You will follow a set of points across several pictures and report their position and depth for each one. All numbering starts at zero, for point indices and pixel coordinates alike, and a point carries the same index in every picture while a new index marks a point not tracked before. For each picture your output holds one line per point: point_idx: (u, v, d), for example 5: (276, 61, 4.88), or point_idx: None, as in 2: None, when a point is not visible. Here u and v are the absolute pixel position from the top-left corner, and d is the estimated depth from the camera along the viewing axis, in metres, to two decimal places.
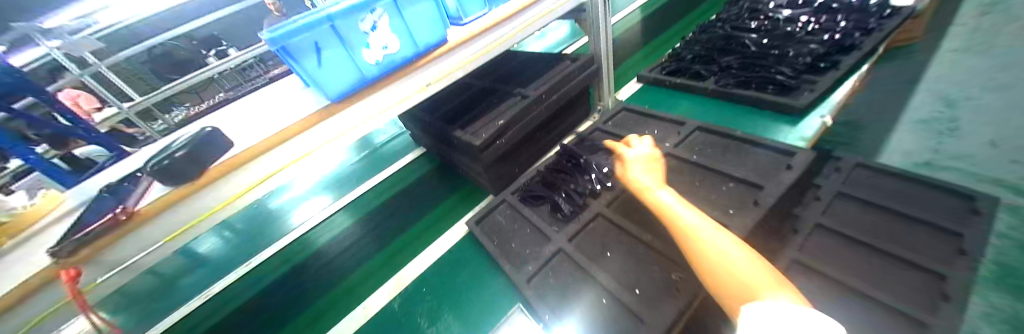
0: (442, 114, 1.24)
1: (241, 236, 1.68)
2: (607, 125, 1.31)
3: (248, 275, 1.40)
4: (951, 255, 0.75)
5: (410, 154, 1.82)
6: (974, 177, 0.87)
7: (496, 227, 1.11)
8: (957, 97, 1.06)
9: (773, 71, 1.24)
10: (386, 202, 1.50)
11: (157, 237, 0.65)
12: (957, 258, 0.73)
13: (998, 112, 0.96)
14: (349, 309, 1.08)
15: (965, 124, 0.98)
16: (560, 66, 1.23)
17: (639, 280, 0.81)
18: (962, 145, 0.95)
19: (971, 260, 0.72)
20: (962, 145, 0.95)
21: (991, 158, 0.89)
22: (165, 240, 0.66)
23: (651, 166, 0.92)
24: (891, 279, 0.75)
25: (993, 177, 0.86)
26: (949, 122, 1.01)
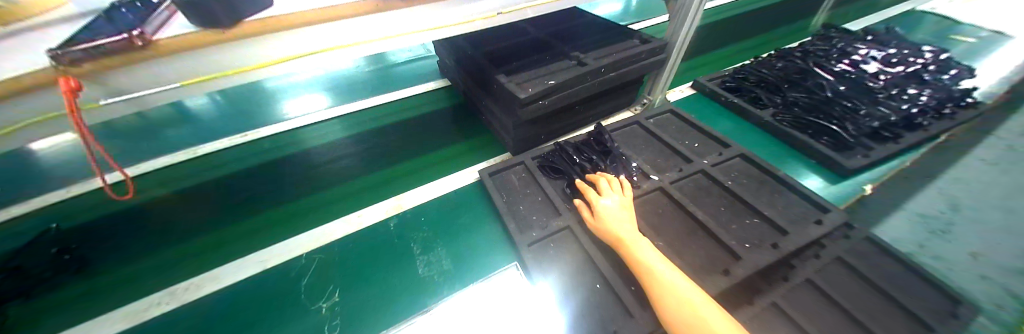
0: (489, 51, 1.15)
1: (237, 109, 1.61)
2: (648, 122, 1.27)
3: (240, 146, 1.34)
4: None
5: (432, 82, 1.73)
6: (949, 276, 0.87)
7: (507, 185, 1.08)
8: None
9: (835, 122, 1.20)
10: (398, 124, 1.44)
11: (173, 77, 0.56)
12: None
13: None
14: (341, 213, 1.06)
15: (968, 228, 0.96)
16: (626, 44, 1.14)
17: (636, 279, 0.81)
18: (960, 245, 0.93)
19: None
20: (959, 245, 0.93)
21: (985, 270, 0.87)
22: (182, 84, 0.57)
23: (626, 208, 0.83)
24: None
25: (975, 287, 0.85)
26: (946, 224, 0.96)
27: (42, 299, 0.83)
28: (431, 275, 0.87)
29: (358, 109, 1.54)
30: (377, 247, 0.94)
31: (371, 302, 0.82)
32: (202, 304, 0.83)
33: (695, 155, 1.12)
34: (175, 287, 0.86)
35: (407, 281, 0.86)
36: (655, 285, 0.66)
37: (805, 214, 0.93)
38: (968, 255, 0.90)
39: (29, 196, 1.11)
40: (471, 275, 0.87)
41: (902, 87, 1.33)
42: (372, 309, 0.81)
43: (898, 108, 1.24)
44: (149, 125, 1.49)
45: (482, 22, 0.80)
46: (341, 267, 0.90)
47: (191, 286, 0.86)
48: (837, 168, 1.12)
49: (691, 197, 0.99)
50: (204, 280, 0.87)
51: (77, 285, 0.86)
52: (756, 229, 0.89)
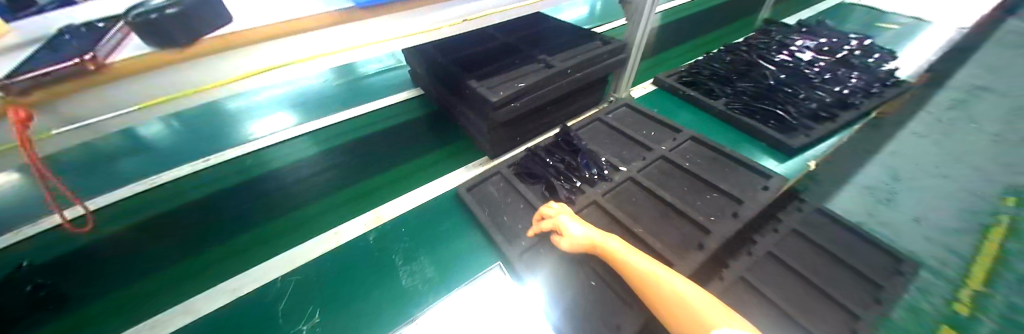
0: (458, 59, 1.18)
1: (197, 133, 1.54)
2: (608, 118, 1.33)
3: (204, 171, 1.29)
4: (867, 302, 0.83)
5: (405, 92, 1.73)
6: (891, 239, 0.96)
7: (487, 198, 1.09)
8: None
9: (779, 107, 1.32)
10: (370, 136, 1.44)
11: (133, 99, 0.55)
12: (872, 305, 0.82)
13: None
14: (318, 229, 1.04)
15: None
16: (590, 45, 1.20)
17: None
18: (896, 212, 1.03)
19: (882, 310, 0.80)
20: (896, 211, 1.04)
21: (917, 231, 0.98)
22: (140, 106, 0.55)
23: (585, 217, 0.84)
24: (816, 310, 0.83)
25: (912, 247, 0.95)
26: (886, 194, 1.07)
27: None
28: (415, 284, 0.88)
29: (328, 125, 1.52)
30: (358, 260, 0.94)
31: (356, 316, 0.82)
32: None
33: (657, 144, 1.19)
34: (143, 324, 0.82)
35: (392, 292, 0.87)
36: (638, 276, 0.67)
37: (753, 182, 1.03)
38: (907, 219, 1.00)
39: None
40: (455, 281, 0.89)
41: (836, 71, 1.47)
42: (356, 324, 0.81)
43: (833, 91, 1.37)
44: (103, 156, 1.41)
45: (448, 31, 0.83)
46: (321, 284, 0.89)
47: (162, 320, 0.83)
48: (782, 148, 1.22)
49: (657, 182, 1.06)
50: (178, 312, 0.84)
51: (52, 327, 0.82)
52: (717, 202, 0.97)
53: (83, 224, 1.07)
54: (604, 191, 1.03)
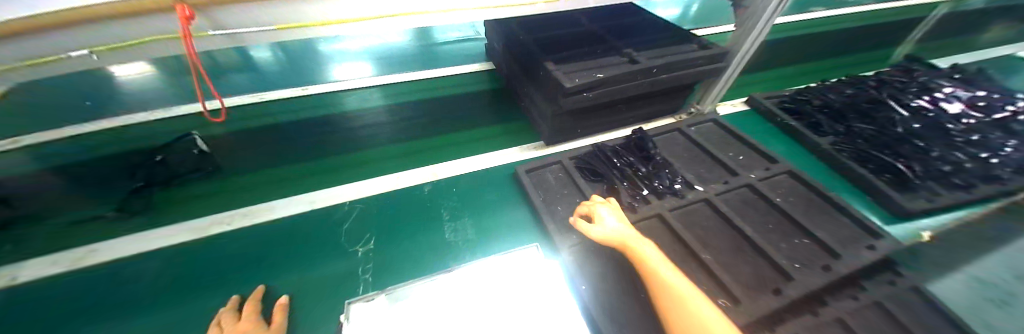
0: (540, 39, 1.16)
1: (294, 65, 1.73)
2: (690, 130, 1.24)
3: (294, 99, 1.45)
4: None
5: (478, 64, 1.77)
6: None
7: (545, 184, 1.05)
8: None
9: (899, 160, 1.12)
10: (438, 99, 1.50)
11: (270, 20, 0.61)
12: None
13: None
14: (379, 172, 1.12)
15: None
16: (684, 47, 1.11)
17: None
18: (1010, 317, 0.85)
19: None
20: (1009, 316, 0.85)
21: None
22: (277, 27, 0.62)
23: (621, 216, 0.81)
24: None
25: None
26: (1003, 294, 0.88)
27: (179, 187, 1.03)
28: (456, 241, 0.91)
29: (403, 81, 1.61)
30: (408, 208, 1.00)
31: (395, 261, 0.86)
32: (253, 227, 0.93)
33: (742, 170, 1.08)
34: (234, 212, 0.96)
35: (434, 243, 0.91)
36: (663, 292, 0.63)
37: (854, 238, 0.89)
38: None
39: (118, 116, 1.29)
40: (492, 246, 0.91)
41: (988, 133, 1.20)
42: (396, 263, 0.86)
43: (976, 155, 1.13)
44: (220, 69, 1.65)
45: (542, 7, 0.80)
46: (374, 219, 0.96)
47: (244, 214, 0.96)
48: (893, 208, 1.04)
49: (736, 210, 0.97)
50: (256, 211, 0.97)
51: (166, 196, 1.00)
52: (805, 249, 0.87)
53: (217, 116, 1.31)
54: (671, 208, 0.96)
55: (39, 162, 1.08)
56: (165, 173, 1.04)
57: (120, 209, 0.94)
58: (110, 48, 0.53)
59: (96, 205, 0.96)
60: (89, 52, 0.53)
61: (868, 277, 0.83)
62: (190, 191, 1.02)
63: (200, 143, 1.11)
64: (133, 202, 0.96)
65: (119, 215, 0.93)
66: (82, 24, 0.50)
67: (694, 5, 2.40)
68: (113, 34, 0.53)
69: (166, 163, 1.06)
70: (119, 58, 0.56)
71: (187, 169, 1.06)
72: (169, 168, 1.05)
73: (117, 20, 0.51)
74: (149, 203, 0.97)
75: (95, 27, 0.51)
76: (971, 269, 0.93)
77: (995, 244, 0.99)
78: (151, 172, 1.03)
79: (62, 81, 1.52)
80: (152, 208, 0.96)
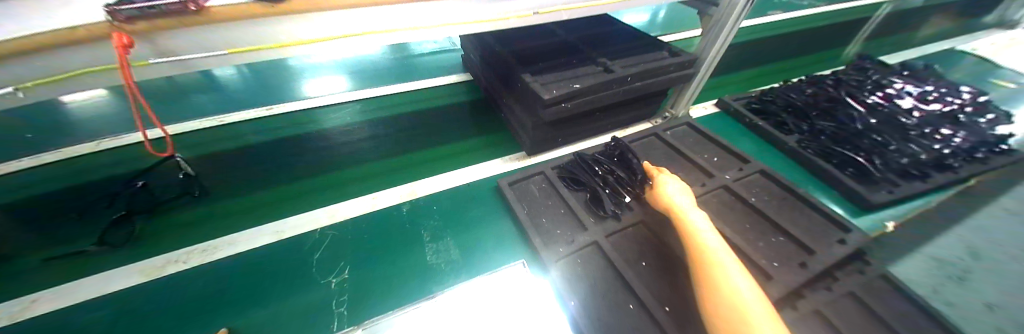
0: (515, 50, 1.16)
1: (261, 83, 1.65)
2: (666, 134, 1.26)
3: (262, 119, 1.38)
4: None
5: (455, 75, 1.75)
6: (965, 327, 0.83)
7: (528, 196, 1.03)
8: (991, 254, 1.00)
9: (862, 154, 1.18)
10: (415, 113, 1.47)
11: (221, 44, 0.57)
12: None
13: (1021, 285, 0.92)
14: (355, 193, 1.08)
15: (983, 282, 0.93)
16: (656, 55, 1.13)
17: (672, 299, 0.77)
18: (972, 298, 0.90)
19: None
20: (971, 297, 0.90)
21: (997, 325, 0.84)
22: (228, 51, 0.57)
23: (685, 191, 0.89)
24: None
25: None
26: (963, 275, 0.93)
27: (163, 217, 0.96)
28: (439, 263, 0.88)
29: (378, 95, 1.57)
30: (387, 231, 0.96)
31: (376, 288, 0.82)
32: (217, 262, 0.87)
33: (717, 172, 1.10)
34: (192, 248, 0.89)
35: (416, 266, 0.87)
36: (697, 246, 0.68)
37: (826, 232, 0.92)
38: (985, 309, 0.86)
39: (63, 146, 1.19)
40: (479, 262, 0.89)
41: (937, 125, 1.29)
42: (376, 290, 0.82)
43: (929, 147, 1.20)
44: (180, 90, 1.56)
45: (515, 20, 0.79)
46: (351, 245, 0.92)
47: (207, 248, 0.89)
48: (858, 201, 1.08)
49: (715, 212, 0.99)
50: (220, 244, 0.90)
51: (118, 232, 0.92)
52: (782, 248, 0.89)
53: (160, 148, 1.22)
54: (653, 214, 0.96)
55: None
56: (150, 202, 0.99)
57: (99, 243, 0.87)
58: (40, 82, 0.48)
59: (71, 241, 0.89)
60: (15, 90, 0.48)
61: (841, 269, 0.86)
62: (175, 219, 0.96)
63: (185, 164, 1.07)
64: (120, 232, 0.91)
65: (99, 249, 0.87)
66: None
67: (663, 9, 2.48)
68: (39, 68, 0.47)
69: (150, 190, 1.02)
70: (53, 93, 0.51)
71: (171, 196, 1.01)
72: (153, 195, 1.01)
73: (41, 52, 0.46)
74: (132, 234, 0.91)
75: (17, 62, 0.46)
76: (934, 254, 0.98)
77: (951, 228, 1.05)
78: (133, 200, 0.99)
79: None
80: (135, 241, 0.90)
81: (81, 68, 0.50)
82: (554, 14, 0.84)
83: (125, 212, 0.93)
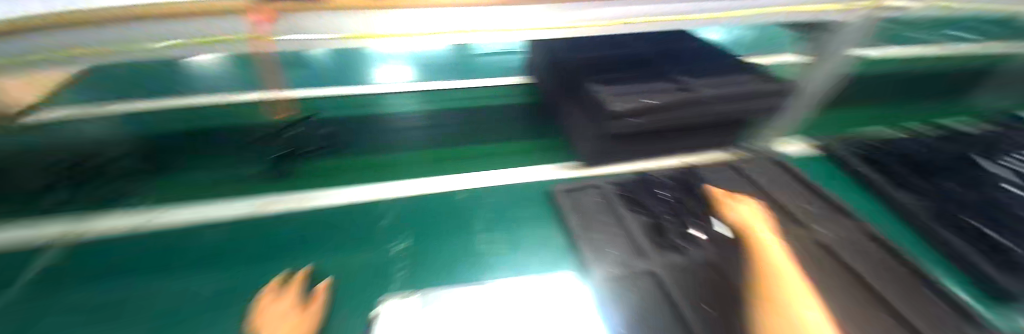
0: (587, 59, 1.15)
1: (343, 65, 1.84)
2: (746, 167, 1.14)
3: (341, 99, 1.54)
4: None
5: (516, 77, 1.78)
6: None
7: (580, 207, 1.00)
8: None
9: (1005, 228, 0.95)
10: (474, 110, 1.52)
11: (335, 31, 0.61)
12: None
13: None
14: (413, 176, 1.16)
15: None
16: (744, 77, 1.05)
17: None
18: None
19: None
20: None
21: None
22: (339, 38, 0.62)
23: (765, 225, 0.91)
24: None
25: None
26: None
27: (309, 161, 1.18)
28: (484, 253, 0.90)
29: (441, 88, 1.65)
30: (439, 214, 1.02)
31: (425, 266, 0.86)
32: (297, 219, 0.99)
33: (805, 218, 0.97)
34: (291, 196, 1.06)
35: (460, 254, 0.90)
36: (777, 288, 0.74)
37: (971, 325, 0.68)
38: None
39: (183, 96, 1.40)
40: (525, 262, 0.88)
41: None
42: (424, 264, 0.87)
43: None
44: None
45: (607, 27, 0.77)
46: (408, 218, 1.00)
47: (296, 202, 1.04)
48: None
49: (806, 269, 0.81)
50: (300, 205, 1.03)
51: (254, 167, 1.14)
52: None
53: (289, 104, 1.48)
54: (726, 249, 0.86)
55: (122, 129, 1.19)
56: (305, 143, 1.21)
57: (275, 171, 1.12)
58: (192, 41, 0.57)
59: (245, 169, 1.13)
60: (168, 45, 0.58)
61: None
62: (314, 166, 1.17)
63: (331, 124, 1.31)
64: (295, 162, 1.16)
65: (273, 176, 1.11)
66: (165, 17, 0.53)
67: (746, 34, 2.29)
68: (194, 30, 0.56)
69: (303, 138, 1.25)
70: (195, 50, 0.60)
71: (314, 147, 1.22)
72: (309, 138, 1.23)
73: (197, 17, 0.55)
74: (294, 170, 1.14)
75: (182, 22, 0.55)
76: None
77: None
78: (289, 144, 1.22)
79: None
80: (292, 175, 1.13)
81: (224, 35, 0.58)
82: (653, 25, 0.79)
83: (290, 148, 1.16)
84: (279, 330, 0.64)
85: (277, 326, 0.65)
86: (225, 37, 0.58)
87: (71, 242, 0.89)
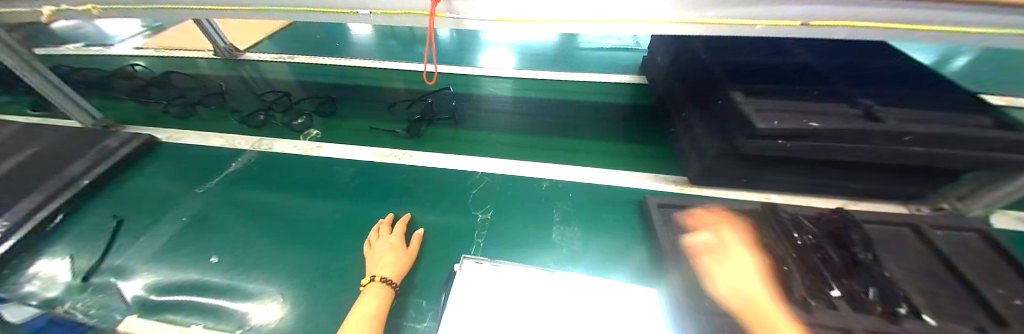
0: (727, 64, 1.00)
1: (465, 46, 2.04)
2: (936, 235, 0.85)
3: (460, 78, 1.72)
4: None
5: (626, 75, 1.69)
6: None
7: (678, 226, 0.89)
8: None
9: None
10: (576, 104, 1.51)
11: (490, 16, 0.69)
12: None
13: None
14: (509, 156, 1.23)
15: None
16: (959, 119, 0.79)
17: None
18: None
19: None
20: None
21: None
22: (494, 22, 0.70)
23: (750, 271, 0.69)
24: None
25: None
26: None
27: (433, 127, 1.40)
28: (562, 245, 0.89)
29: (547, 79, 1.70)
30: (526, 197, 1.04)
31: (506, 240, 0.91)
32: (410, 176, 1.16)
33: None
34: (404, 150, 1.28)
35: (540, 239, 0.91)
36: None
37: None
38: None
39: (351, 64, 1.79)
40: (601, 265, 0.84)
41: None
42: (509, 240, 0.91)
43: None
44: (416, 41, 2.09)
45: (798, 28, 0.61)
46: (500, 194, 1.06)
47: (414, 160, 1.23)
48: None
49: None
50: (418, 162, 1.21)
51: (394, 125, 1.43)
52: None
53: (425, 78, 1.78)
54: (872, 328, 0.64)
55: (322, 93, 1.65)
56: (432, 115, 1.46)
57: (406, 130, 1.37)
58: (385, 13, 0.73)
59: (389, 122, 1.45)
60: (370, 13, 0.75)
61: None
62: (438, 130, 1.38)
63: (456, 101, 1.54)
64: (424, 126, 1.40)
65: (404, 134, 1.36)
66: None
67: (951, 69, 1.72)
68: (388, 6, 0.72)
69: (434, 107, 1.52)
70: (387, 20, 0.76)
71: (443, 115, 1.45)
72: (436, 111, 1.49)
73: None
74: (420, 131, 1.37)
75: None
76: None
77: None
78: (424, 109, 1.50)
79: (334, 42, 2.26)
80: (417, 137, 1.35)
81: (406, 10, 0.72)
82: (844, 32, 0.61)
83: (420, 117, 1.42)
84: (386, 259, 0.79)
85: (384, 256, 0.80)
86: (407, 11, 0.72)
87: (260, 151, 1.29)
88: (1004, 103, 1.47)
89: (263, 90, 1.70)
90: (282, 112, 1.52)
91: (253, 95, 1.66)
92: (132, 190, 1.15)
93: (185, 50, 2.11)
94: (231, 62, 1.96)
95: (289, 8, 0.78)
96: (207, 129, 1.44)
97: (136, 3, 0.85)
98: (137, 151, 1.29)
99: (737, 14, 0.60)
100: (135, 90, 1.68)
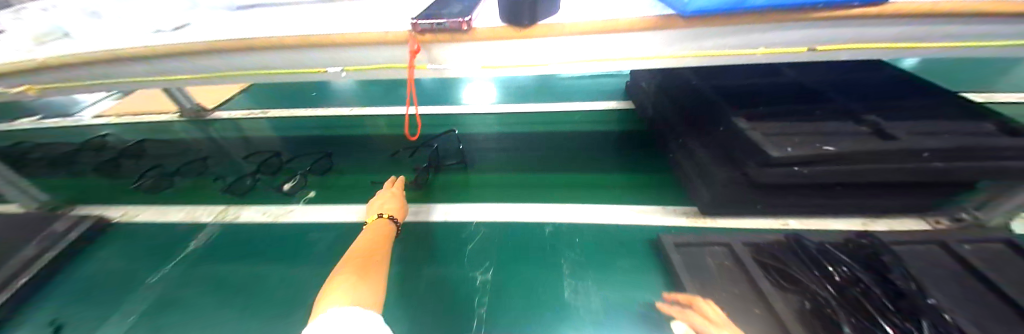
0: (720, 89, 0.98)
1: (449, 85, 2.01)
2: (963, 249, 0.80)
3: (445, 118, 1.67)
4: None
5: (614, 101, 1.68)
6: None
7: (699, 266, 0.81)
8: None
9: None
10: (568, 134, 1.47)
11: (479, 61, 0.63)
12: None
13: None
14: (506, 199, 1.15)
15: None
16: (969, 127, 0.76)
17: None
18: None
19: None
20: None
21: None
22: (482, 67, 0.64)
23: None
24: None
25: None
26: None
27: (440, 174, 1.29)
28: (575, 302, 0.80)
29: (534, 111, 1.66)
30: (529, 247, 0.95)
31: (513, 303, 0.80)
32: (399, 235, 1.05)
33: None
34: None
35: (552, 299, 0.81)
36: None
37: None
38: None
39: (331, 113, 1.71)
40: (624, 325, 0.74)
41: None
42: (516, 302, 0.80)
43: None
44: None
45: (807, 54, 0.57)
46: (501, 246, 0.96)
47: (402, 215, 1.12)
48: None
49: None
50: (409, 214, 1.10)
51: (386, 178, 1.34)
52: None
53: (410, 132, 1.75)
54: None
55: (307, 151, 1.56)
56: (437, 161, 1.36)
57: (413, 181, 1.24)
58: (357, 68, 0.67)
59: (395, 173, 1.34)
60: (342, 70, 0.69)
61: None
62: (448, 178, 1.28)
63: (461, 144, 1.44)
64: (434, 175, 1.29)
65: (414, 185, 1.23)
66: (340, 47, 0.62)
67: (921, 70, 1.79)
68: (360, 59, 0.66)
69: (439, 151, 1.42)
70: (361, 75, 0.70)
71: (453, 160, 1.35)
72: (442, 155, 1.39)
73: (367, 46, 0.62)
74: (427, 180, 1.25)
75: (352, 52, 0.64)
76: None
77: None
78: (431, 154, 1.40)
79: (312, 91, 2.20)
80: (422, 185, 1.23)
81: (380, 64, 0.66)
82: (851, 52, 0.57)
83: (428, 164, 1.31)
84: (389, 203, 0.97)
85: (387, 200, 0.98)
86: (381, 65, 0.66)
87: (225, 223, 1.17)
88: (980, 99, 1.51)
89: (241, 152, 1.58)
90: (271, 173, 1.41)
91: (233, 158, 1.54)
92: (75, 282, 1.00)
93: (152, 113, 2.00)
94: (200, 122, 1.86)
95: (250, 71, 0.71)
96: (171, 200, 1.31)
97: (78, 79, 0.76)
98: (87, 234, 1.15)
99: (743, 45, 0.56)
100: (97, 163, 1.55)
